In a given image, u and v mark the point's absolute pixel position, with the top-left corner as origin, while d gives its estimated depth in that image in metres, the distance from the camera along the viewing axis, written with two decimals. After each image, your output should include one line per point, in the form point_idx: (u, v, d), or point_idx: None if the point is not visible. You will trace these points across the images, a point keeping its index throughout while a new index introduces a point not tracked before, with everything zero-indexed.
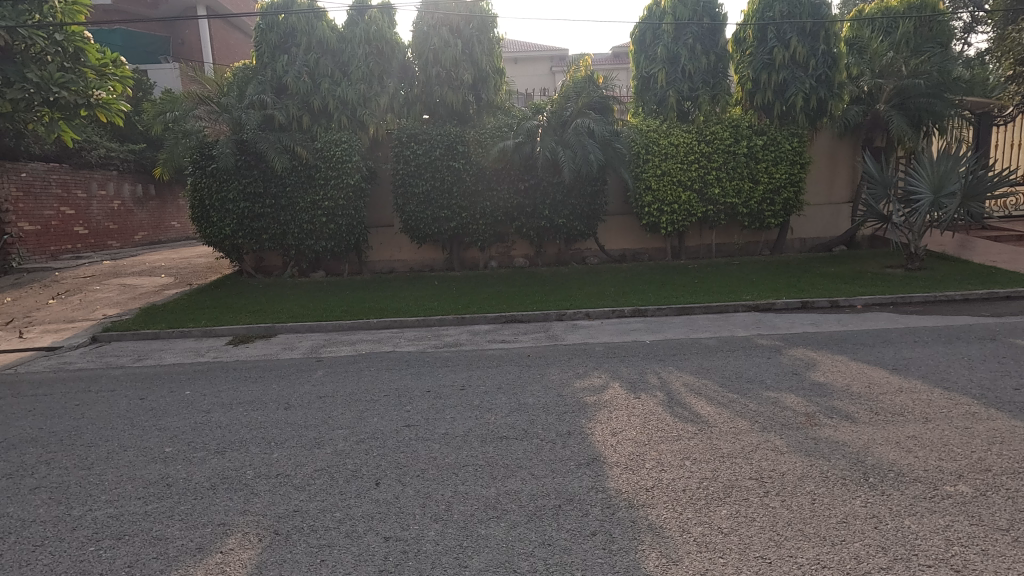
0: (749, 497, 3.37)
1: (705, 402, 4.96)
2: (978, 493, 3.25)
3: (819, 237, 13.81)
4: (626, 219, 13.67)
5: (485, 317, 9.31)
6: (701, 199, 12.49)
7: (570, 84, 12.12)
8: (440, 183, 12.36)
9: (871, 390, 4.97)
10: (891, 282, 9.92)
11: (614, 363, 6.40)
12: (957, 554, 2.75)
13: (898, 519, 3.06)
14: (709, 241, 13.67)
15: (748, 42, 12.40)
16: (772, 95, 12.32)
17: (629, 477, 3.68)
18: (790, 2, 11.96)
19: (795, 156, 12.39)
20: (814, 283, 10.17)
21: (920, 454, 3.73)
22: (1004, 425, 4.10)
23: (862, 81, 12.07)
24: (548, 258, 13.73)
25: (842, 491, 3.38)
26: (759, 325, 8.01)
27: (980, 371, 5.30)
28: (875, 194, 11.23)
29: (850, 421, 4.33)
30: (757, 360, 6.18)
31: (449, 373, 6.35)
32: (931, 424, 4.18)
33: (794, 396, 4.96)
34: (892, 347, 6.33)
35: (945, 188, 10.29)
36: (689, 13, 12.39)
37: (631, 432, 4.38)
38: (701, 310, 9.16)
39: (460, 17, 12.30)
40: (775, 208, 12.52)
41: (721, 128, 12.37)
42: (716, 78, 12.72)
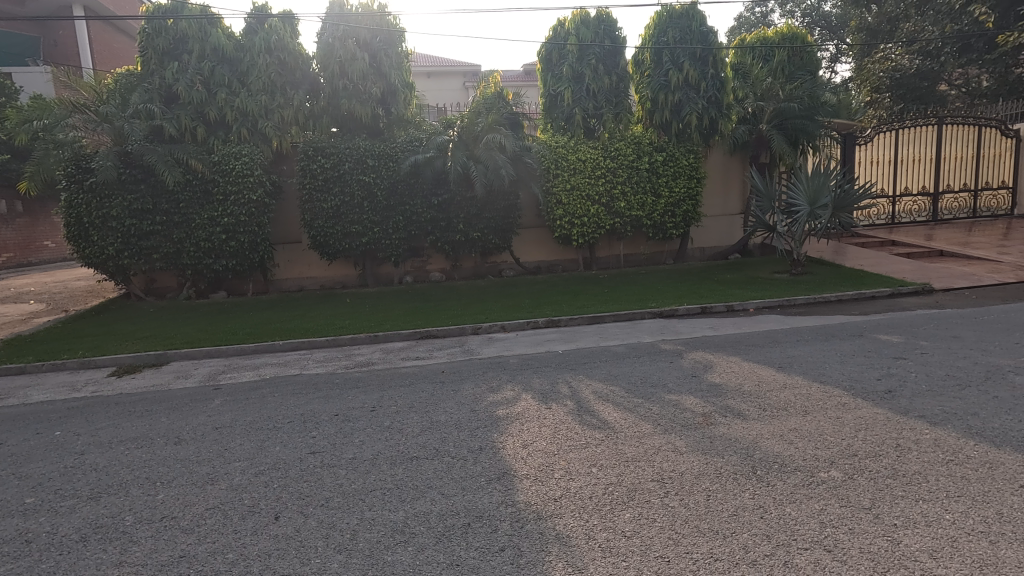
0: (651, 499, 3.52)
1: (612, 408, 5.13)
2: (847, 477, 3.59)
3: (716, 246, 14.83)
4: (540, 231, 13.97)
5: (400, 334, 9.12)
6: (609, 212, 13.05)
7: (480, 100, 12.26)
8: (351, 198, 12.06)
9: (759, 388, 5.38)
10: (779, 287, 10.83)
11: (527, 374, 6.48)
12: (829, 535, 3.02)
13: (780, 507, 3.31)
14: (618, 251, 14.30)
15: (647, 64, 13.18)
16: (669, 114, 13.16)
17: (538, 489, 3.72)
18: (682, 29, 12.87)
19: (692, 171, 13.24)
20: (713, 290, 10.88)
21: (800, 445, 4.08)
22: (868, 412, 4.57)
23: (747, 103, 13.12)
24: (464, 271, 13.73)
25: (733, 485, 3.61)
26: (663, 331, 8.44)
27: (850, 365, 5.89)
28: (761, 206, 12.27)
29: (740, 419, 4.65)
30: (660, 364, 6.49)
31: (360, 395, 6.13)
32: (810, 416, 4.58)
33: (693, 398, 5.25)
34: (779, 346, 6.90)
35: (819, 201, 11.42)
36: (592, 36, 12.97)
37: (541, 443, 4.45)
38: (611, 319, 9.52)
39: (368, 30, 12.08)
40: (676, 220, 13.29)
41: (625, 144, 13.02)
42: (619, 97, 13.37)
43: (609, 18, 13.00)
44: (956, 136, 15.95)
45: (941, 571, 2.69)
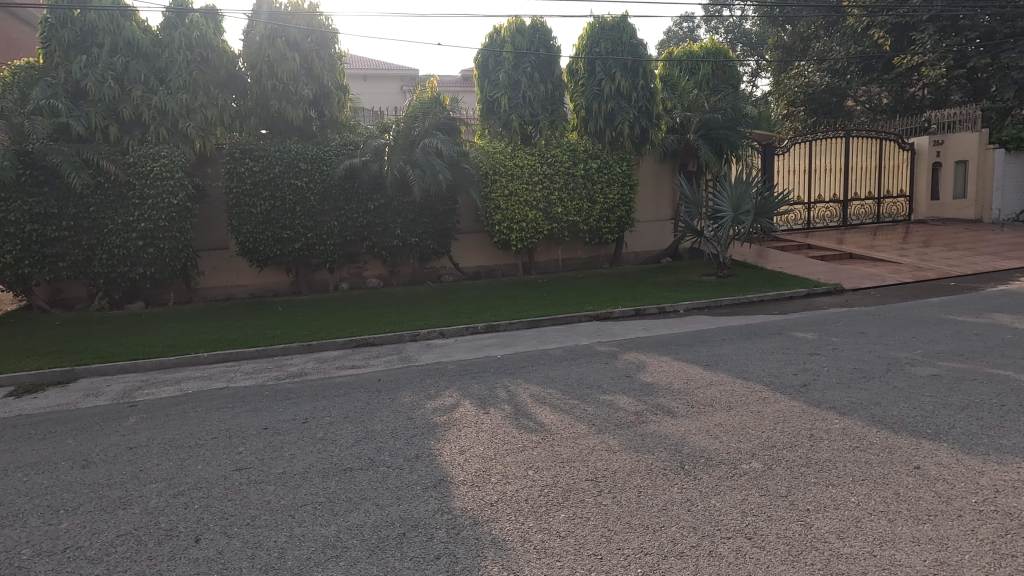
0: (585, 498, 3.59)
1: (549, 410, 5.21)
2: (766, 468, 3.80)
3: (649, 250, 15.36)
4: (479, 237, 13.98)
5: (335, 343, 8.85)
6: (547, 217, 13.25)
7: (417, 104, 12.17)
8: (282, 202, 11.62)
9: (688, 386, 5.62)
10: (708, 289, 11.36)
11: (465, 380, 6.46)
12: (750, 524, 3.19)
13: (706, 499, 3.47)
14: (556, 256, 14.54)
15: (581, 73, 13.51)
16: (603, 123, 13.54)
17: (475, 494, 3.71)
18: (614, 41, 13.29)
19: (625, 178, 13.65)
20: (647, 293, 11.26)
21: (724, 439, 4.29)
22: (786, 406, 4.87)
23: (675, 113, 13.71)
24: (403, 277, 13.52)
25: (662, 480, 3.74)
26: (599, 333, 8.64)
27: (770, 361, 6.26)
28: (690, 212, 12.85)
29: (670, 416, 4.84)
30: (596, 366, 6.66)
31: (292, 407, 5.89)
32: (734, 411, 4.82)
33: (626, 397, 5.41)
34: (706, 345, 7.23)
35: (742, 207, 12.09)
36: (527, 44, 13.17)
37: (478, 448, 4.45)
38: (549, 323, 9.65)
39: (298, 30, 11.71)
40: (611, 225, 13.67)
41: (561, 151, 13.27)
42: (555, 105, 13.63)
43: (543, 27, 13.23)
44: (861, 147, 17.30)
45: (846, 550, 2.91)
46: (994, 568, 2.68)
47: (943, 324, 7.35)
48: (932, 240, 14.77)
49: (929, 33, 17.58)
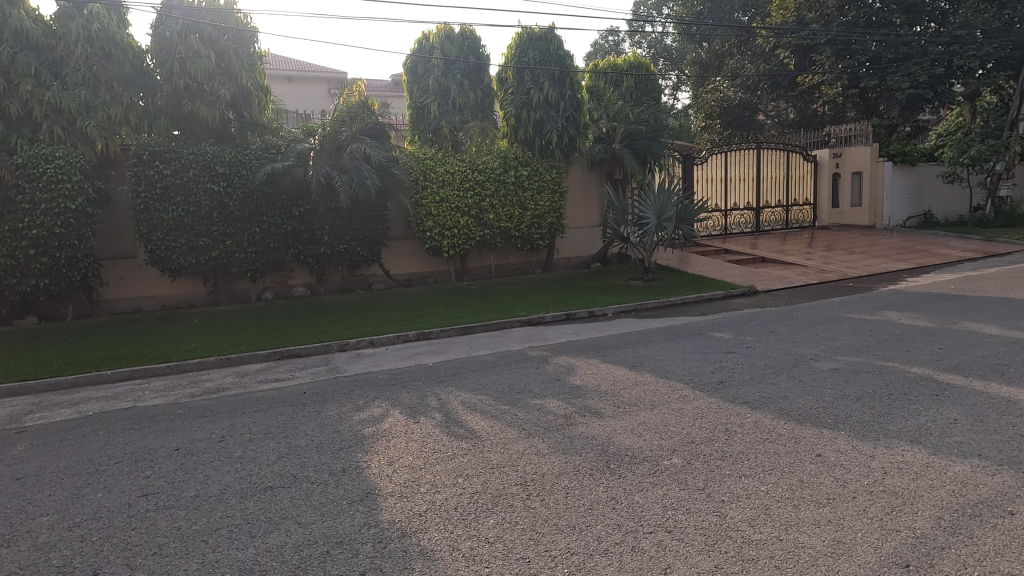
0: (514, 503, 3.61)
1: (480, 416, 5.21)
2: (685, 463, 3.99)
3: (580, 256, 15.73)
4: (410, 243, 13.78)
5: (256, 355, 8.43)
6: (478, 224, 13.29)
7: (343, 108, 11.84)
8: (197, 207, 10.96)
9: (615, 387, 5.80)
10: (634, 293, 11.78)
11: (395, 389, 6.33)
12: (670, 518, 3.32)
13: (630, 496, 3.59)
14: (489, 261, 14.59)
15: (510, 82, 13.69)
16: (532, 131, 13.76)
17: (403, 505, 3.64)
18: (541, 51, 13.55)
19: (555, 186, 13.94)
20: (577, 297, 11.53)
21: (647, 436, 4.46)
22: (704, 402, 5.12)
23: (601, 123, 14.18)
24: (331, 286, 13.10)
25: (589, 480, 3.84)
26: (531, 338, 8.76)
27: (691, 361, 6.57)
28: (617, 219, 13.31)
29: (598, 417, 4.97)
30: (527, 370, 6.73)
31: (208, 425, 5.55)
32: (657, 409, 5.03)
33: (555, 401, 5.50)
34: (633, 347, 7.49)
35: (665, 214, 12.65)
36: (456, 51, 13.17)
37: (408, 457, 4.37)
38: (482, 329, 9.66)
39: (213, 27, 11.09)
40: (542, 231, 13.89)
41: (491, 158, 13.38)
42: (485, 112, 13.72)
43: (472, 35, 13.30)
44: (771, 158, 18.60)
45: (757, 536, 3.09)
46: (881, 542, 2.95)
47: (842, 321, 8.01)
48: (833, 245, 16.07)
49: (826, 55, 19.13)
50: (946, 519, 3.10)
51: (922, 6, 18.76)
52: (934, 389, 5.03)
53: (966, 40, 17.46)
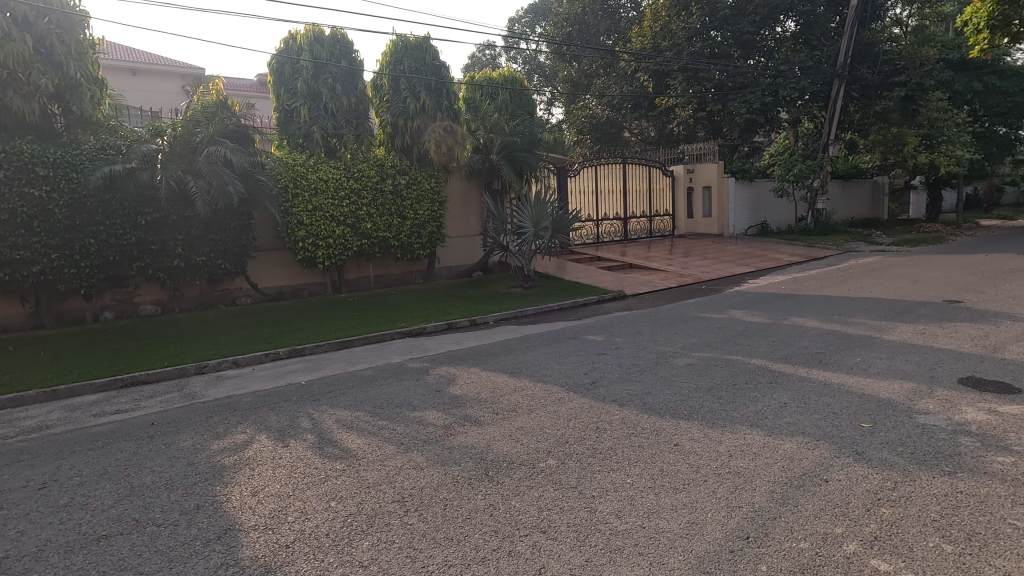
0: (390, 521, 3.50)
1: (356, 434, 4.99)
2: (559, 463, 4.14)
3: (461, 264, 15.78)
4: (280, 254, 12.92)
5: (91, 386, 7.35)
6: (355, 233, 12.81)
7: (198, 108, 10.81)
8: (11, 215, 9.30)
9: (494, 394, 5.87)
10: (514, 300, 12.09)
11: (262, 412, 5.86)
12: (545, 519, 3.42)
13: (507, 501, 3.64)
14: (367, 272, 14.13)
15: (385, 89, 13.47)
16: (409, 140, 13.62)
17: (267, 538, 3.36)
18: (417, 61, 13.47)
19: (434, 195, 13.87)
20: (459, 306, 11.57)
21: (523, 441, 4.58)
22: (577, 403, 5.38)
23: (479, 134, 14.41)
24: (187, 302, 11.86)
25: (467, 490, 3.83)
26: (411, 349, 8.60)
27: (566, 364, 6.86)
28: (496, 228, 13.59)
29: (477, 425, 5.00)
30: (406, 383, 6.59)
31: (25, 471, 4.71)
32: (534, 413, 5.18)
33: (435, 412, 5.45)
34: (512, 354, 7.66)
35: (542, 223, 13.10)
36: (327, 54, 12.67)
37: (275, 485, 4.06)
38: (360, 343, 9.30)
39: (30, 7, 9.49)
40: (422, 240, 13.74)
41: (368, 165, 12.95)
42: (359, 119, 13.31)
43: (344, 39, 12.85)
44: (636, 173, 20.18)
45: (623, 526, 3.29)
46: (727, 519, 3.28)
47: (697, 320, 8.86)
48: (690, 252, 17.76)
49: (679, 80, 21.29)
50: (777, 492, 3.53)
51: (754, 41, 21.33)
52: (768, 377, 5.74)
53: (789, 74, 20.14)
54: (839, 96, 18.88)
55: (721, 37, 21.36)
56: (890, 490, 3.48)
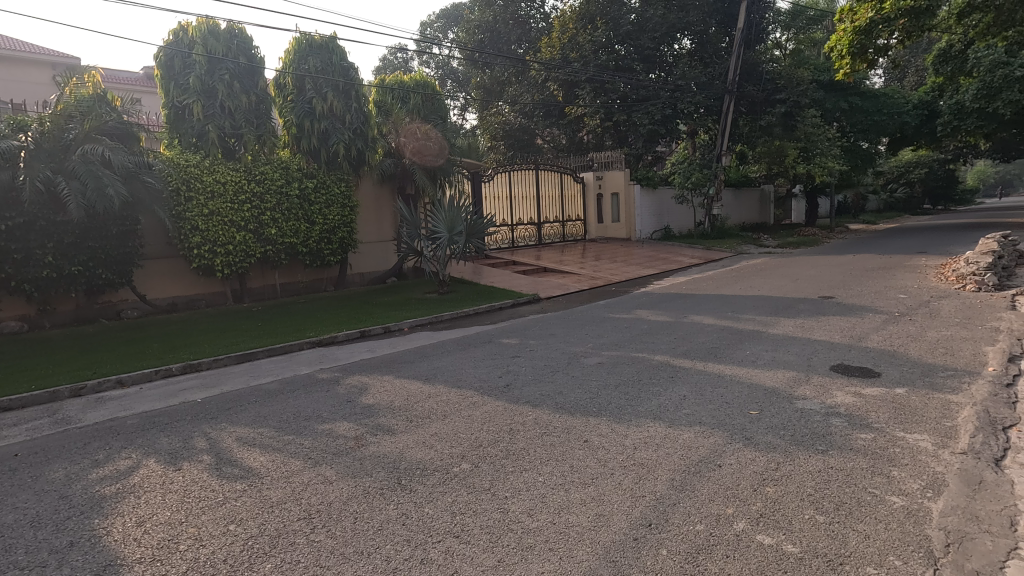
0: (296, 540, 3.34)
1: (259, 452, 4.71)
2: (473, 467, 4.15)
3: (374, 270, 15.39)
4: (173, 262, 11.95)
5: None
6: (258, 239, 12.11)
7: (70, 101, 9.74)
8: None
9: (408, 401, 5.78)
10: (429, 306, 11.97)
11: (150, 435, 5.38)
12: (459, 523, 3.41)
13: (420, 509, 3.59)
14: (273, 280, 13.40)
15: (289, 89, 12.86)
16: (316, 142, 13.06)
17: (155, 571, 3.09)
18: (323, 60, 12.97)
19: (344, 199, 13.41)
20: (372, 314, 11.27)
21: (437, 447, 4.54)
22: (492, 406, 5.42)
23: (390, 137, 14.15)
24: (61, 317, 10.64)
25: (379, 501, 3.73)
26: (321, 360, 8.26)
27: (481, 368, 6.88)
28: (410, 233, 13.40)
29: (389, 434, 4.89)
30: (315, 395, 6.32)
31: None
32: (448, 419, 5.16)
33: (346, 423, 5.27)
34: (427, 360, 7.58)
35: (456, 228, 13.06)
36: (222, 49, 11.87)
37: (164, 513, 3.73)
38: (265, 355, 8.79)
39: None
40: (332, 246, 13.25)
41: (271, 168, 12.30)
42: (261, 119, 12.60)
43: (242, 34, 12.11)
44: (548, 179, 20.72)
45: (534, 524, 3.36)
46: (631, 508, 3.45)
47: (607, 321, 9.24)
48: (600, 255, 18.47)
49: (587, 91, 22.20)
50: (677, 479, 3.76)
51: (654, 57, 22.62)
52: (669, 372, 6.10)
53: (685, 89, 21.49)
54: (730, 110, 20.40)
55: (625, 51, 22.55)
56: (773, 470, 3.81)
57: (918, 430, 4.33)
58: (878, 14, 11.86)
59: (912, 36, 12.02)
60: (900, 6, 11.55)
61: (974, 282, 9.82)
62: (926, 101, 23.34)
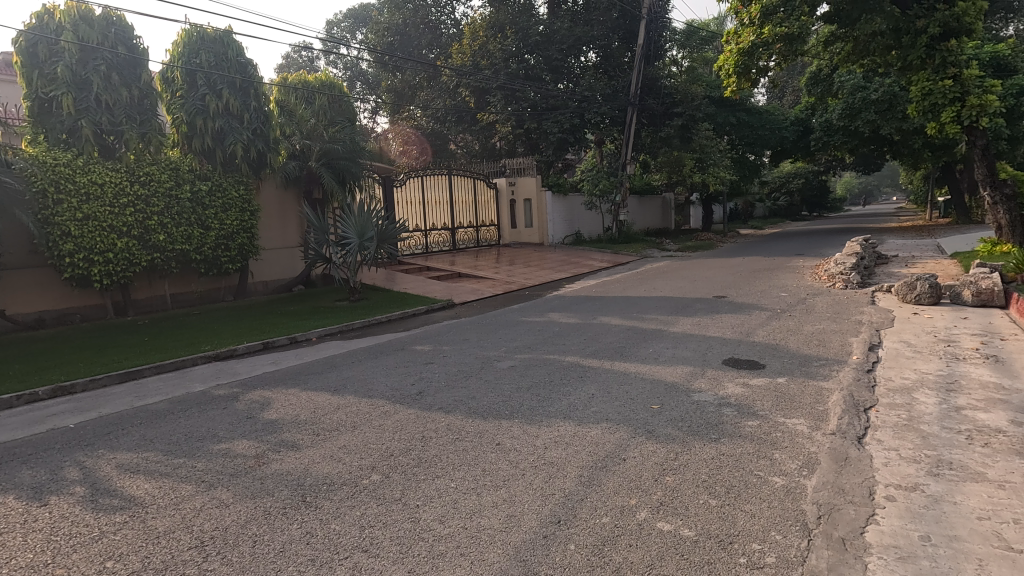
0: (186, 571, 3.08)
1: (143, 479, 4.29)
2: (384, 477, 4.05)
3: (279, 279, 14.61)
4: (40, 272, 10.64)
5: None
6: (143, 246, 11.10)
7: None
8: None
9: (315, 414, 5.53)
10: (339, 314, 11.54)
11: (9, 468, 4.73)
12: (368, 536, 3.31)
13: (326, 526, 3.45)
14: (162, 291, 12.33)
15: (178, 84, 11.91)
16: (211, 142, 12.14)
17: None
18: (217, 55, 12.11)
19: (243, 203, 12.62)
20: (277, 324, 10.67)
21: (346, 460, 4.38)
22: (404, 414, 5.31)
23: (294, 139, 13.61)
24: None
25: (281, 521, 3.54)
26: (218, 375, 7.70)
27: (393, 376, 6.72)
28: (317, 239, 12.86)
29: (293, 450, 4.65)
30: (212, 413, 5.88)
31: None
32: (358, 429, 5.00)
33: (246, 441, 4.95)
34: (336, 371, 7.29)
35: (366, 234, 12.67)
36: (97, 37, 10.74)
37: (24, 556, 3.30)
38: (152, 373, 8.04)
39: None
40: (231, 253, 12.45)
41: (158, 168, 11.34)
42: (145, 115, 11.43)
43: (121, 22, 11.06)
44: (461, 184, 20.73)
45: (445, 531, 3.33)
46: (542, 507, 3.52)
47: (520, 325, 9.37)
48: (515, 260, 18.70)
49: (498, 99, 22.54)
50: (585, 475, 3.89)
51: (562, 68, 23.38)
52: (579, 372, 6.31)
53: (592, 100, 22.19)
54: (633, 121, 21.49)
55: (534, 61, 23.05)
56: (673, 460, 4.05)
57: (796, 415, 4.79)
58: (758, 38, 13.03)
59: (787, 60, 13.21)
60: (776, 31, 12.71)
61: (842, 281, 10.98)
62: (801, 118, 25.90)
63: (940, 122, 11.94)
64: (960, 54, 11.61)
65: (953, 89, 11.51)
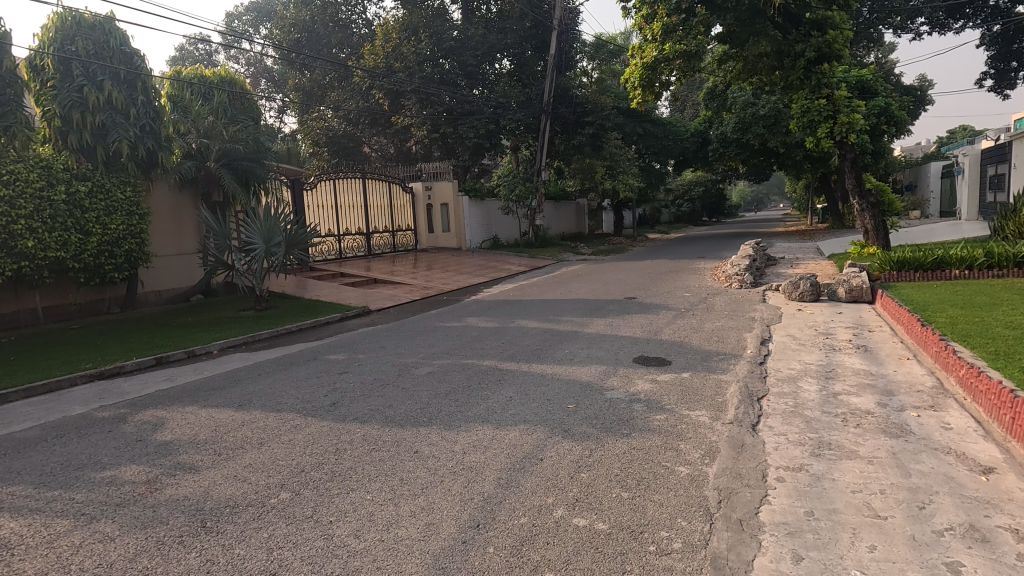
0: None
1: (7, 518, 3.78)
2: (293, 495, 3.84)
3: (174, 288, 13.49)
4: None
5: None
6: (7, 253, 9.83)
7: None
8: None
9: (216, 433, 5.14)
10: (243, 324, 10.84)
11: None
12: (276, 558, 3.14)
13: (229, 551, 3.22)
14: (32, 303, 11.00)
15: (48, 73, 10.60)
16: (91, 138, 10.99)
17: None
18: (96, 42, 10.99)
19: (130, 206, 11.59)
20: (172, 337, 9.84)
21: (252, 479, 4.11)
22: (316, 427, 5.08)
23: (189, 138, 12.63)
24: None
25: (177, 550, 3.26)
26: (102, 395, 6.97)
27: (304, 388, 6.40)
28: (218, 245, 12.01)
29: (191, 472, 4.30)
30: (94, 437, 5.31)
31: None
32: (265, 446, 4.72)
33: (136, 466, 4.51)
34: (240, 385, 6.83)
35: (273, 239, 11.94)
36: None
37: None
38: (20, 397, 7.12)
39: None
40: (116, 261, 11.38)
41: (25, 166, 10.03)
42: (8, 107, 9.96)
43: None
44: (376, 188, 20.28)
45: (360, 545, 3.22)
46: (460, 513, 3.50)
47: (438, 330, 9.29)
48: (432, 265, 18.50)
49: (414, 102, 22.54)
50: (504, 477, 3.92)
51: (477, 74, 23.57)
52: (496, 375, 6.35)
53: (506, 106, 22.53)
54: (546, 129, 21.78)
55: (449, 65, 23.12)
56: (587, 457, 4.17)
57: (699, 407, 5.11)
58: (660, 53, 13.90)
59: (687, 75, 14.18)
60: (676, 48, 13.62)
61: (737, 281, 11.88)
62: (700, 130, 27.83)
63: (817, 137, 13.34)
64: (831, 77, 13.09)
65: (826, 107, 12.94)
